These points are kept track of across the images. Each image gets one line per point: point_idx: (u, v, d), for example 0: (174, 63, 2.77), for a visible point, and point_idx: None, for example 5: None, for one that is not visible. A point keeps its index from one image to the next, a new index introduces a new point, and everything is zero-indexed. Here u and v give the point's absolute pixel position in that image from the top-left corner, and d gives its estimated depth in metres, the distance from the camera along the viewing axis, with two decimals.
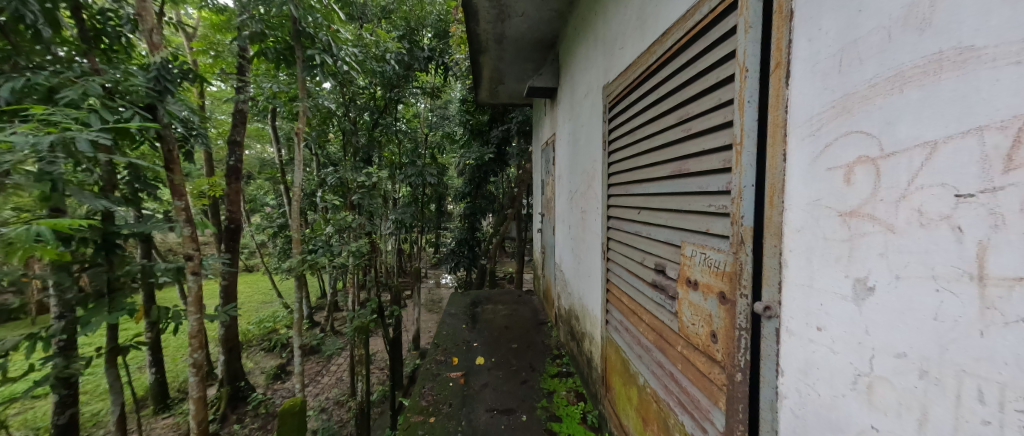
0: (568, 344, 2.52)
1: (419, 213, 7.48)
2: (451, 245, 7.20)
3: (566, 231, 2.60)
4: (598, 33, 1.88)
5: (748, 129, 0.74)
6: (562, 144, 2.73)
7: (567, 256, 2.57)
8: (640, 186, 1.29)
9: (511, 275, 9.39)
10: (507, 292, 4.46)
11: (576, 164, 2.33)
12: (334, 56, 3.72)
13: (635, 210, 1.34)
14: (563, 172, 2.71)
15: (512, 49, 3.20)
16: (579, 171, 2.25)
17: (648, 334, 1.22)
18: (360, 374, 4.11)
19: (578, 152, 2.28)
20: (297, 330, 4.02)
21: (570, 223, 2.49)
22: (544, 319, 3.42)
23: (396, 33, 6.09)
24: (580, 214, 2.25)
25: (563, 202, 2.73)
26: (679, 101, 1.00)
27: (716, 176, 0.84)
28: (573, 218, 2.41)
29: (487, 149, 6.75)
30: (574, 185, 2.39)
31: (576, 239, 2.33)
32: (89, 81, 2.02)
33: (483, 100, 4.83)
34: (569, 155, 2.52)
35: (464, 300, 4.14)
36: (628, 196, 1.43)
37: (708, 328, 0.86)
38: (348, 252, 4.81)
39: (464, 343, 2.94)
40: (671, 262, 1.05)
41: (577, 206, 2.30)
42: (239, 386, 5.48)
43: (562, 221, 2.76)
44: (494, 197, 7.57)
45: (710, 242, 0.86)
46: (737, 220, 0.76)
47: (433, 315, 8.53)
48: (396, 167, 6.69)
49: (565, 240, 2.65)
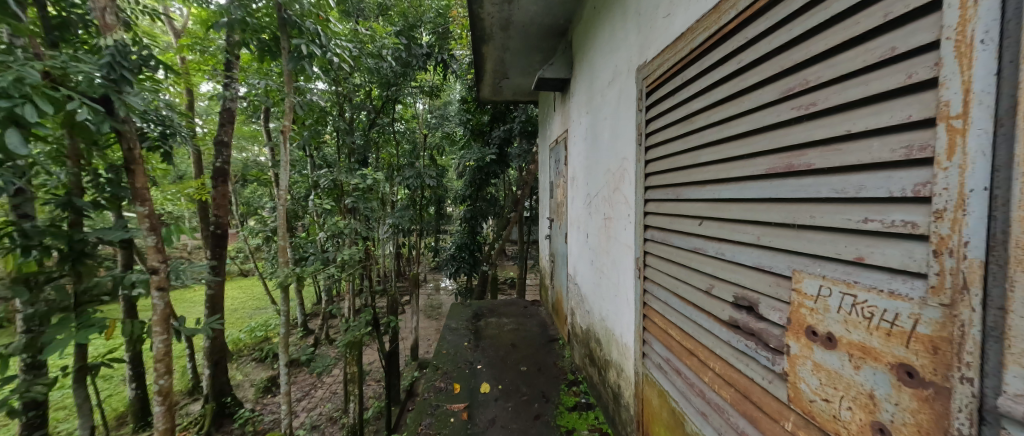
0: (586, 370, 2.21)
1: (417, 217, 7.15)
2: (451, 251, 6.87)
3: (583, 240, 2.30)
4: (629, 6, 1.56)
5: (978, 92, 0.42)
6: (577, 142, 2.42)
7: (584, 269, 2.26)
8: (702, 189, 0.98)
9: (511, 279, 9.08)
10: (512, 302, 4.14)
11: (596, 163, 2.02)
12: (323, 47, 3.39)
13: (695, 220, 1.02)
14: (579, 173, 2.40)
15: (519, 38, 2.90)
16: (601, 171, 1.94)
17: (720, 388, 0.91)
18: (353, 393, 3.78)
19: (599, 149, 1.96)
20: (283, 346, 3.68)
21: (588, 232, 2.18)
22: (555, 335, 3.10)
23: (393, 29, 5.79)
24: (601, 220, 1.92)
25: (579, 207, 2.41)
26: (789, 66, 0.69)
27: (883, 173, 0.52)
28: (591, 227, 2.10)
29: (488, 150, 6.43)
30: (593, 188, 2.07)
31: (596, 249, 2.02)
32: (28, 65, 1.69)
33: (485, 98, 4.53)
34: (586, 154, 2.22)
35: (466, 312, 3.83)
36: (678, 202, 1.12)
37: (868, 416, 0.54)
38: (341, 260, 4.49)
39: (467, 365, 2.62)
40: (768, 296, 0.74)
41: (598, 211, 1.99)
42: (224, 402, 5.15)
43: (577, 227, 2.45)
44: (495, 200, 7.25)
45: (867, 278, 0.54)
46: (950, 250, 0.44)
47: (432, 323, 8.20)
48: (393, 168, 6.38)
49: (581, 250, 2.34)
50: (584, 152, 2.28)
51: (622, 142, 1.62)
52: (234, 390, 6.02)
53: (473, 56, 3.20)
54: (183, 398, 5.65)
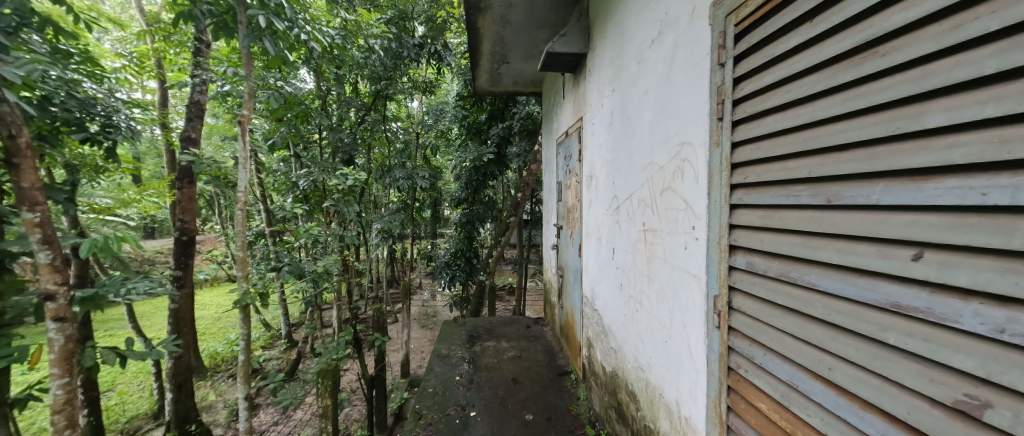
0: (612, 428, 1.70)
1: (409, 221, 6.63)
2: (445, 258, 6.32)
3: (608, 256, 1.78)
4: None
5: None
6: (598, 131, 1.91)
7: (610, 294, 1.74)
8: (922, 190, 0.48)
9: (510, 286, 8.55)
10: (513, 321, 3.60)
11: (629, 156, 1.50)
12: (290, 21, 2.85)
13: (897, 251, 0.51)
14: (600, 170, 1.88)
15: (523, 7, 2.40)
16: (638, 166, 1.42)
17: None
18: (326, 429, 3.22)
19: (635, 137, 1.44)
20: (241, 376, 3.10)
21: (616, 246, 1.66)
22: (566, 367, 2.58)
23: (382, 16, 5.28)
24: (639, 232, 1.40)
25: (601, 213, 1.89)
26: None
27: None
28: (622, 241, 1.58)
29: (486, 149, 5.92)
30: (624, 191, 1.56)
31: (630, 269, 1.50)
32: None
33: (482, 89, 4.02)
34: (613, 145, 1.70)
35: (461, 335, 3.28)
36: (827, 213, 0.62)
37: None
38: (318, 271, 3.96)
39: (458, 411, 2.09)
40: None
41: (632, 219, 1.47)
42: (188, 429, 4.59)
43: (598, 239, 1.94)
44: (493, 203, 6.74)
45: None
46: None
47: (425, 333, 7.66)
48: (382, 169, 5.83)
49: (605, 268, 1.82)
50: (608, 144, 1.76)
51: (678, 120, 1.11)
52: (204, 413, 5.42)
53: (468, 31, 2.72)
54: (145, 423, 5.06)
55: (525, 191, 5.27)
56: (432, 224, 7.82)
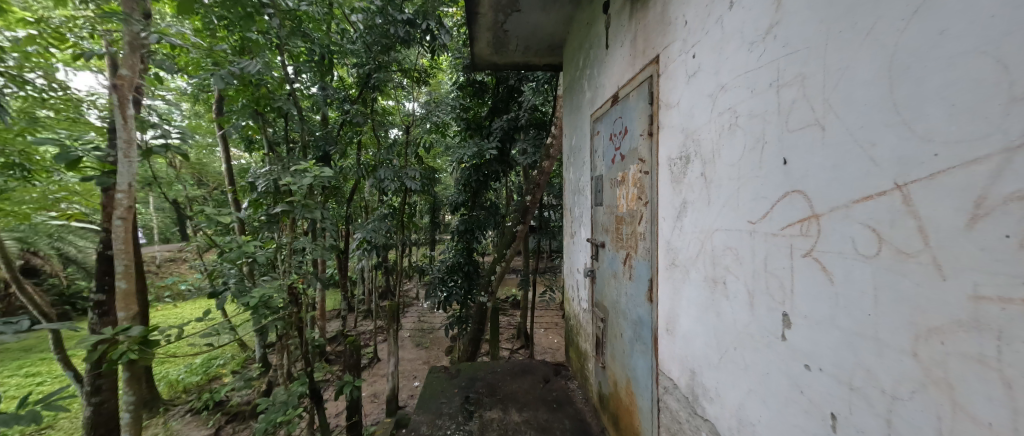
0: None
1: (398, 229, 5.63)
2: (440, 273, 5.29)
3: (751, 321, 0.82)
4: None
5: None
6: (712, 63, 0.96)
7: (764, 413, 0.78)
8: None
9: (514, 299, 7.56)
10: (526, 368, 2.63)
11: (882, 77, 0.55)
12: None
13: None
14: (721, 143, 0.93)
15: None
16: (959, 95, 0.46)
17: None
18: None
19: (928, 11, 0.49)
20: None
21: (793, 309, 0.71)
22: None
23: None
24: (1004, 302, 0.42)
25: (723, 229, 0.93)
26: None
27: None
28: (831, 305, 0.63)
29: (488, 144, 4.93)
30: (848, 177, 0.60)
31: (886, 395, 0.55)
32: None
33: (481, 59, 3.07)
34: (776, 76, 0.75)
35: (454, 398, 2.29)
36: None
37: None
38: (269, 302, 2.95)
39: None
40: None
41: (911, 257, 0.51)
42: None
43: (711, 281, 0.98)
44: (496, 207, 5.70)
45: None
46: None
47: (419, 353, 6.67)
48: (366, 168, 4.77)
49: (740, 346, 0.87)
50: (753, 79, 0.81)
51: None
52: None
53: None
54: None
55: (535, 194, 4.24)
56: (427, 230, 6.82)
